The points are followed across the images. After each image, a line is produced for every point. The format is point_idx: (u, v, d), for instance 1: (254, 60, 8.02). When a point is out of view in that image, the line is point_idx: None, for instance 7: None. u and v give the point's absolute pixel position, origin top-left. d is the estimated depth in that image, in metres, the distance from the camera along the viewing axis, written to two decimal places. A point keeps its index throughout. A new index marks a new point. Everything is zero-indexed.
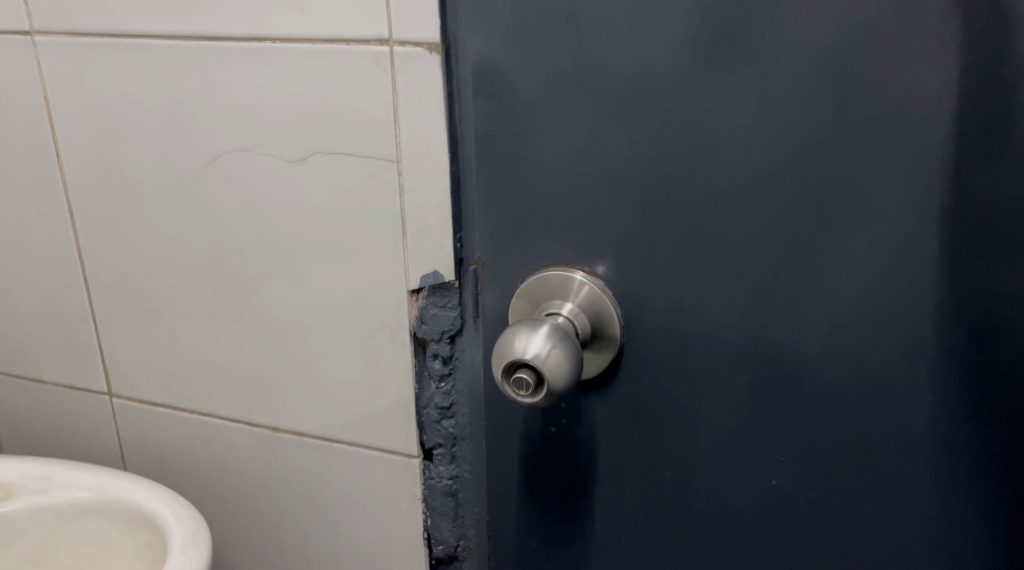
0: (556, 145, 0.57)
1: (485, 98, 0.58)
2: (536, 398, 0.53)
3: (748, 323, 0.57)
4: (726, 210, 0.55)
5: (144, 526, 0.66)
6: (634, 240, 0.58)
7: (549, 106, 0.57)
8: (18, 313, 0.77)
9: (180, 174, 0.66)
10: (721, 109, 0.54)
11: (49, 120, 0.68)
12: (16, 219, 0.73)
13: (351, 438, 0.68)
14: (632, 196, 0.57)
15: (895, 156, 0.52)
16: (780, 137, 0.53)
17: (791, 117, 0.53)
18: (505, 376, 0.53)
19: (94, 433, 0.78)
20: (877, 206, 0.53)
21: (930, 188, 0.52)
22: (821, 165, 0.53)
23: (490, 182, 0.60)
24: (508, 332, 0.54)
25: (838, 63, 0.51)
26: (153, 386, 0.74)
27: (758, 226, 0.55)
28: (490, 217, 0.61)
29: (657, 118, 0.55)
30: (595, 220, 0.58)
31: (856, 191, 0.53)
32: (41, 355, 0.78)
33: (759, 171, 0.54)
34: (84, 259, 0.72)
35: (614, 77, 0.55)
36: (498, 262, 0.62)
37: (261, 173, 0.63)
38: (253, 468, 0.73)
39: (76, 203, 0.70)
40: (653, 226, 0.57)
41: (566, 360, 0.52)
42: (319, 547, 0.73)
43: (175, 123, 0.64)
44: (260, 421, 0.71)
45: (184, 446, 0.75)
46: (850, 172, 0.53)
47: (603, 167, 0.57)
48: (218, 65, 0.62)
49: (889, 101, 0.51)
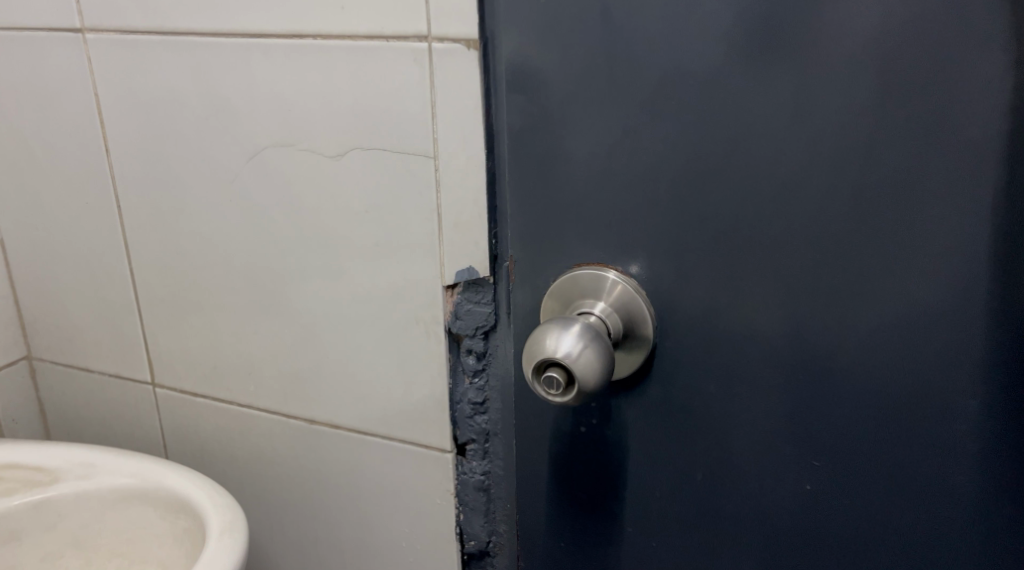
0: (589, 142, 0.57)
1: (519, 96, 0.58)
2: (567, 397, 0.53)
3: (783, 326, 0.57)
4: (762, 210, 0.55)
5: (182, 514, 0.67)
6: (668, 240, 0.58)
7: (582, 103, 0.57)
8: (66, 304, 0.79)
9: (223, 169, 0.67)
10: (758, 108, 0.53)
11: (99, 114, 0.70)
12: (65, 212, 0.75)
13: (385, 431, 0.69)
14: (665, 195, 0.57)
15: (936, 159, 0.51)
16: (817, 136, 0.53)
17: (829, 115, 0.52)
18: (536, 374, 0.54)
19: (137, 421, 0.80)
20: (919, 207, 0.52)
21: (972, 191, 0.51)
22: (860, 165, 0.52)
23: (523, 180, 0.60)
24: (539, 330, 0.54)
25: (879, 62, 0.51)
26: (195, 377, 0.76)
27: (795, 227, 0.55)
28: (523, 215, 0.61)
29: (692, 116, 0.55)
30: (628, 219, 0.58)
31: (895, 192, 0.52)
32: (88, 345, 0.80)
33: (794, 169, 0.54)
34: (131, 251, 0.74)
35: (650, 76, 0.55)
36: (530, 260, 0.62)
37: (301, 168, 0.64)
38: (289, 460, 0.74)
39: (122, 195, 0.72)
40: (687, 225, 0.57)
41: (598, 359, 0.52)
42: (354, 540, 0.74)
43: (218, 119, 0.66)
44: (297, 413, 0.72)
45: (223, 436, 0.76)
46: (890, 173, 0.52)
47: (636, 167, 0.57)
48: (261, 61, 0.63)
49: (932, 100, 0.51)
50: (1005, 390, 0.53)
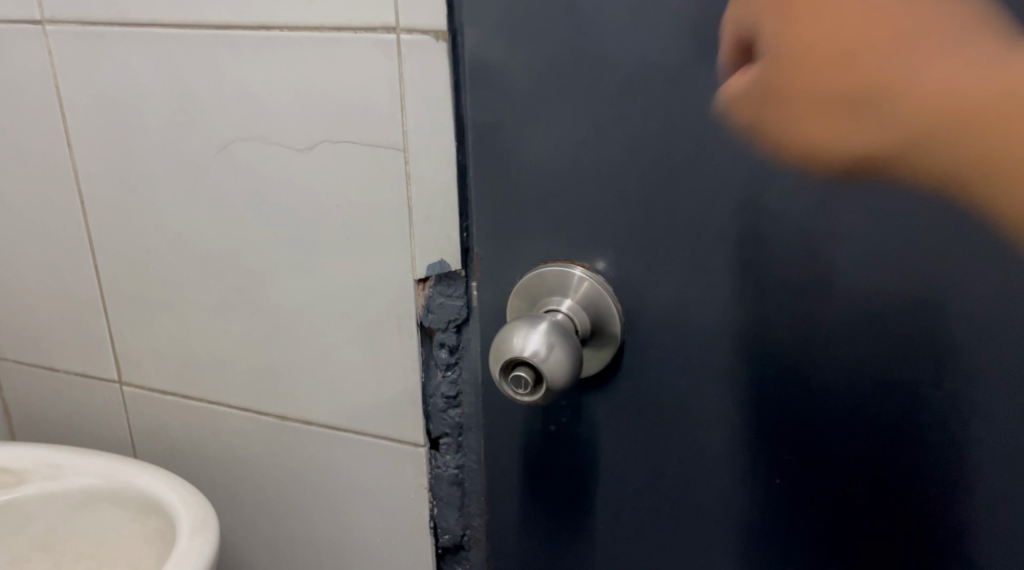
0: (558, 138, 0.57)
1: (486, 92, 0.58)
2: (535, 396, 0.53)
3: (745, 335, 0.57)
4: (732, 204, 0.55)
5: (153, 514, 0.66)
6: (638, 234, 0.58)
7: (551, 99, 0.57)
8: (29, 304, 0.78)
9: (190, 164, 0.66)
10: (726, 102, 0.53)
11: (59, 109, 0.69)
12: (27, 208, 0.74)
13: (358, 427, 0.69)
14: (635, 190, 0.57)
15: (903, 153, 0.52)
16: (785, 129, 0.53)
17: (798, 108, 0.52)
18: (504, 373, 0.53)
19: (105, 421, 0.79)
20: (887, 199, 0.53)
21: (939, 183, 0.52)
22: (828, 158, 0.53)
23: (492, 177, 0.59)
24: (507, 329, 0.54)
25: (846, 53, 0.51)
26: (163, 375, 0.75)
27: (763, 220, 0.55)
28: (488, 213, 0.61)
29: (662, 110, 0.55)
30: (598, 215, 0.58)
31: (855, 200, 0.53)
32: (54, 343, 0.79)
33: (763, 163, 0.54)
34: (95, 248, 0.73)
35: (619, 69, 0.55)
36: (498, 257, 0.62)
37: (269, 162, 0.64)
38: (260, 457, 0.73)
39: (86, 190, 0.71)
40: (657, 220, 0.57)
41: (567, 357, 0.52)
42: (327, 538, 0.73)
43: (184, 112, 0.65)
44: (268, 410, 0.71)
45: (194, 435, 0.76)
46: (858, 165, 0.52)
47: (604, 162, 0.57)
48: (228, 54, 0.62)
49: (899, 94, 0.51)
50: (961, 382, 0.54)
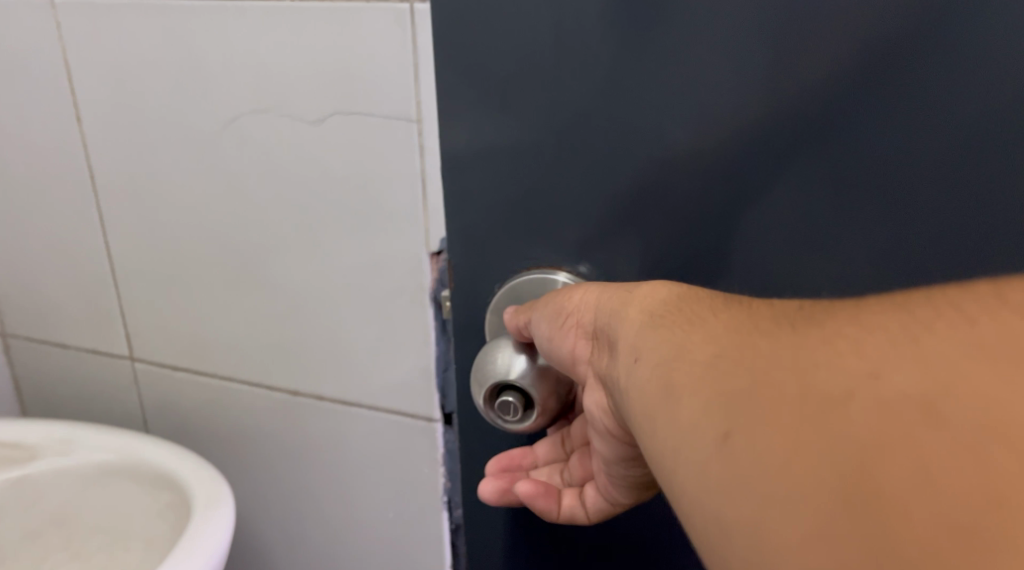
0: (548, 126, 0.56)
1: (474, 78, 0.56)
2: (521, 420, 0.57)
3: (569, 498, 0.58)
4: (733, 192, 0.54)
5: (167, 488, 0.66)
6: (635, 223, 0.57)
7: (540, 86, 0.55)
8: (38, 278, 0.78)
9: (199, 136, 0.66)
10: (724, 85, 0.52)
11: (67, 82, 0.68)
12: (36, 183, 0.73)
13: (370, 402, 0.68)
14: (630, 177, 0.55)
15: (902, 152, 0.51)
16: (785, 114, 0.52)
17: (798, 91, 0.51)
18: (487, 399, 0.57)
19: (116, 396, 0.79)
20: (894, 181, 0.52)
21: (936, 182, 0.51)
22: (831, 144, 0.52)
23: (482, 167, 0.58)
24: (490, 353, 0.57)
25: (858, 37, 0.50)
26: (174, 351, 0.75)
27: (767, 207, 0.54)
28: (473, 223, 0.60)
29: (655, 94, 0.53)
30: (593, 203, 0.57)
31: (659, 399, 0.44)
32: (63, 319, 0.78)
33: (763, 149, 0.53)
34: (104, 223, 0.72)
35: (612, 69, 0.53)
36: (482, 254, 0.60)
37: (280, 134, 0.63)
38: (271, 432, 0.73)
39: (95, 165, 0.70)
40: (654, 208, 0.56)
41: (549, 376, 0.56)
42: (339, 512, 0.73)
43: (193, 84, 0.64)
44: (279, 385, 0.71)
45: (205, 410, 0.75)
46: (862, 149, 0.51)
47: (592, 164, 0.56)
48: (238, 24, 0.61)
49: (901, 72, 0.50)
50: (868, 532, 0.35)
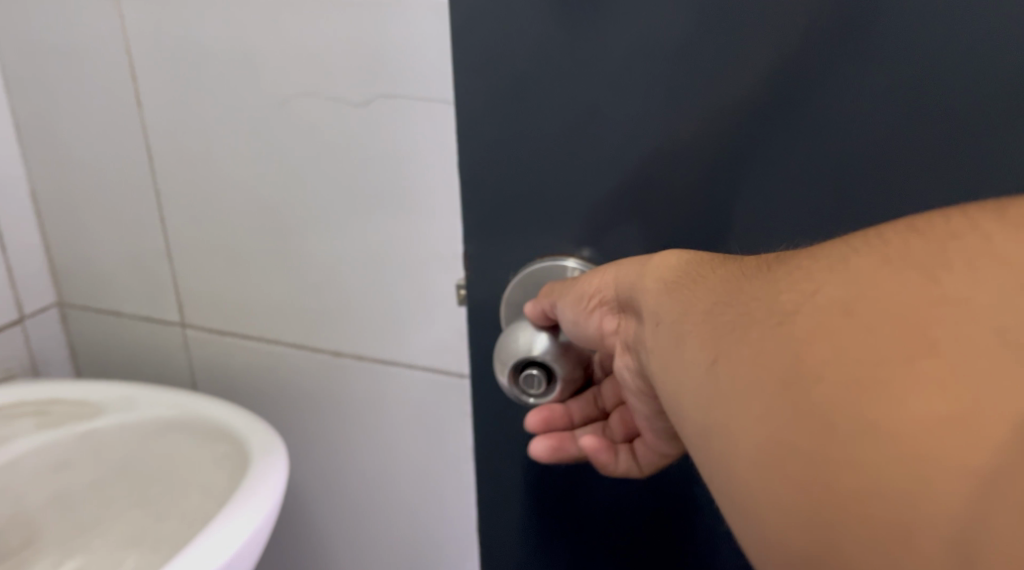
0: (563, 115, 0.62)
1: (494, 73, 0.63)
2: (544, 392, 0.64)
3: (625, 455, 0.63)
4: (730, 170, 0.61)
5: (223, 439, 0.73)
6: (643, 201, 0.63)
7: (553, 79, 0.62)
8: (98, 251, 0.84)
9: (251, 118, 0.72)
10: (718, 75, 0.59)
11: (131, 70, 0.75)
12: (98, 163, 0.80)
13: (407, 360, 0.75)
14: (638, 158, 0.62)
15: (885, 139, 0.58)
16: (773, 99, 0.58)
17: (783, 79, 0.58)
18: (512, 374, 0.64)
19: (168, 360, 0.86)
20: (873, 155, 0.58)
21: (917, 165, 0.58)
22: (815, 125, 0.58)
23: (504, 152, 0.64)
24: (515, 332, 0.63)
25: (844, 38, 0.56)
26: (223, 317, 0.81)
27: (761, 183, 0.60)
28: (496, 211, 0.66)
29: (658, 84, 0.60)
30: (604, 183, 0.63)
31: (669, 346, 0.51)
32: (119, 290, 0.85)
33: (754, 131, 0.59)
34: (161, 199, 0.79)
35: (625, 69, 0.60)
36: (505, 232, 0.67)
37: (326, 116, 0.69)
38: (314, 391, 0.80)
39: (153, 145, 0.77)
40: (659, 186, 0.62)
41: (570, 352, 0.63)
42: (376, 464, 0.80)
43: (246, 70, 0.70)
44: (323, 346, 0.78)
45: (252, 371, 0.82)
46: (841, 130, 0.58)
47: (606, 154, 0.63)
48: (289, 15, 0.67)
49: (872, 59, 0.56)
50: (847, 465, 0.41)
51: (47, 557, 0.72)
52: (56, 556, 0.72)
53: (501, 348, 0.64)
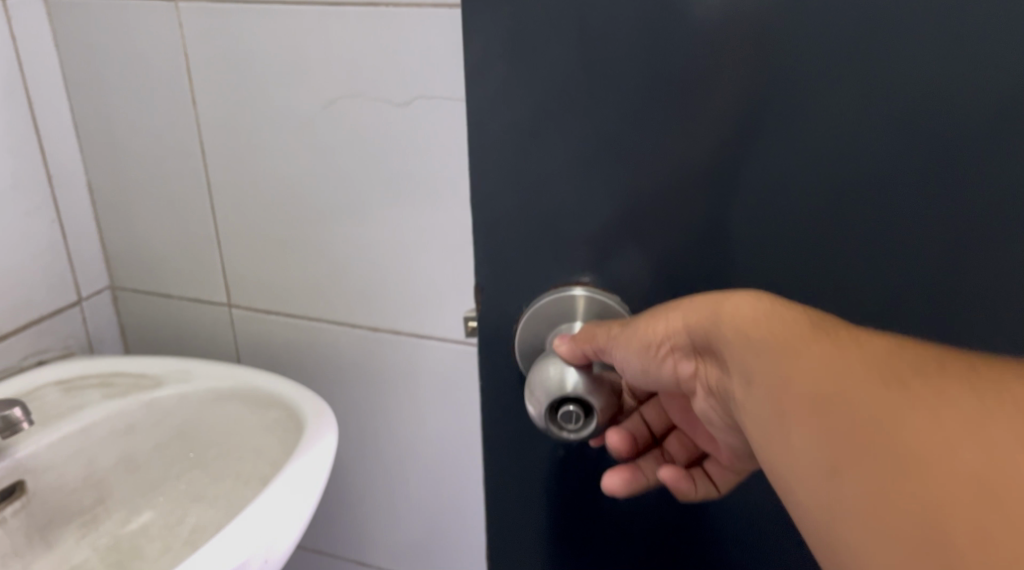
0: (572, 145, 0.62)
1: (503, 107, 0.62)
2: (584, 426, 0.63)
3: (703, 482, 0.67)
4: (739, 202, 0.61)
5: (274, 407, 0.81)
6: (653, 231, 0.63)
7: (562, 111, 0.61)
8: (149, 237, 0.92)
9: (301, 117, 0.80)
10: (727, 110, 0.59)
11: (187, 72, 0.82)
12: (153, 156, 0.88)
13: (441, 334, 0.83)
14: (648, 191, 0.62)
15: (894, 169, 0.58)
16: (781, 133, 0.59)
17: (791, 112, 0.58)
18: (548, 413, 0.63)
19: (214, 337, 0.94)
20: (882, 184, 0.58)
21: (915, 191, 0.58)
22: (823, 157, 0.58)
23: (514, 184, 0.64)
24: (543, 372, 0.63)
25: (837, 67, 0.56)
26: (268, 297, 0.89)
27: (770, 215, 0.61)
28: (507, 242, 0.66)
29: (668, 117, 0.60)
30: (613, 214, 0.63)
31: (762, 412, 0.53)
32: (169, 273, 0.93)
33: (762, 165, 0.59)
34: (212, 190, 0.87)
35: (634, 101, 0.60)
36: (515, 263, 0.67)
37: (371, 114, 0.77)
38: (353, 363, 0.88)
39: (206, 141, 0.85)
40: (669, 217, 0.63)
41: (602, 380, 0.63)
42: (410, 430, 0.88)
43: (298, 74, 0.78)
44: (362, 323, 0.86)
45: (294, 346, 0.90)
46: (848, 161, 0.58)
47: (613, 179, 0.62)
48: (339, 25, 0.75)
49: (878, 90, 0.56)
50: (929, 531, 0.45)
51: (116, 512, 0.81)
52: (125, 512, 0.81)
53: (535, 386, 0.63)
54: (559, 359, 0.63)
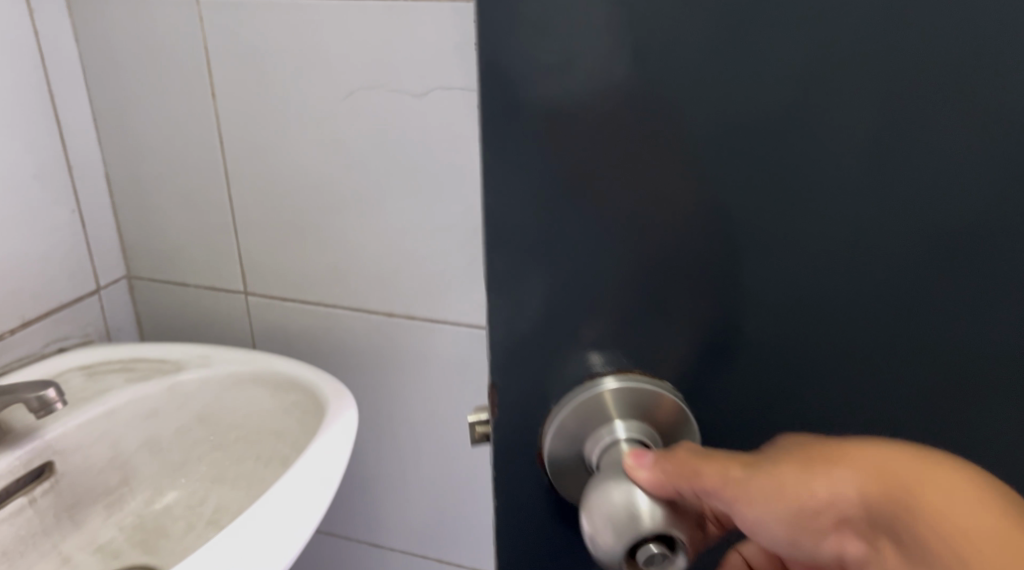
0: (598, 163, 0.45)
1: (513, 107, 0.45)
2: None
3: None
4: (791, 259, 0.46)
5: (293, 389, 0.83)
6: (687, 290, 0.47)
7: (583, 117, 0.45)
8: (166, 227, 0.94)
9: (320, 108, 0.82)
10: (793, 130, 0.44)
11: (208, 66, 0.85)
12: (171, 148, 0.90)
13: (455, 318, 0.86)
14: (686, 234, 0.46)
15: (986, 229, 0.45)
16: (855, 167, 0.44)
17: (868, 142, 0.44)
18: (627, 562, 0.46)
19: (229, 325, 0.96)
20: (966, 245, 0.45)
21: (1006, 260, 0.45)
22: (899, 203, 0.44)
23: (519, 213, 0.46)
24: (598, 502, 0.46)
25: (928, 87, 0.43)
26: (284, 285, 0.91)
27: (827, 278, 0.46)
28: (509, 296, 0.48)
29: (725, 133, 0.44)
30: (643, 267, 0.47)
31: None
32: (184, 262, 0.95)
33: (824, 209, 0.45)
34: (230, 180, 0.89)
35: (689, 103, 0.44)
36: (520, 329, 0.49)
37: (388, 106, 0.80)
38: (368, 348, 0.90)
39: (225, 132, 0.87)
40: (708, 269, 0.46)
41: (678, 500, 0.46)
42: (423, 413, 0.91)
43: (317, 67, 0.81)
44: (377, 309, 0.88)
45: (310, 332, 0.92)
46: (931, 212, 0.44)
47: (643, 215, 0.46)
48: (358, 19, 0.78)
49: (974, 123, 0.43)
50: None
51: (142, 493, 0.84)
52: (150, 492, 0.84)
53: (601, 519, 0.46)
54: (633, 486, 0.46)
